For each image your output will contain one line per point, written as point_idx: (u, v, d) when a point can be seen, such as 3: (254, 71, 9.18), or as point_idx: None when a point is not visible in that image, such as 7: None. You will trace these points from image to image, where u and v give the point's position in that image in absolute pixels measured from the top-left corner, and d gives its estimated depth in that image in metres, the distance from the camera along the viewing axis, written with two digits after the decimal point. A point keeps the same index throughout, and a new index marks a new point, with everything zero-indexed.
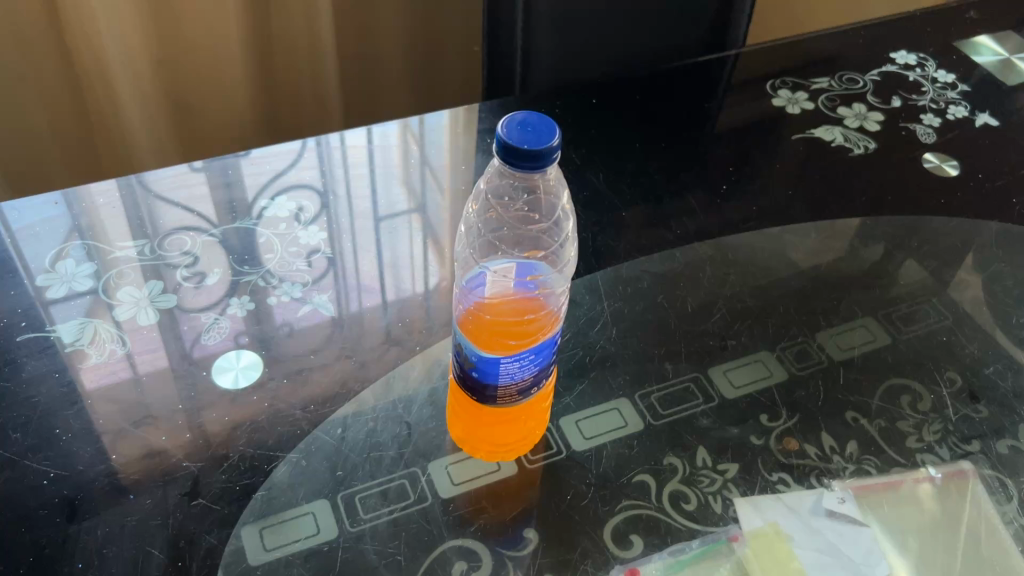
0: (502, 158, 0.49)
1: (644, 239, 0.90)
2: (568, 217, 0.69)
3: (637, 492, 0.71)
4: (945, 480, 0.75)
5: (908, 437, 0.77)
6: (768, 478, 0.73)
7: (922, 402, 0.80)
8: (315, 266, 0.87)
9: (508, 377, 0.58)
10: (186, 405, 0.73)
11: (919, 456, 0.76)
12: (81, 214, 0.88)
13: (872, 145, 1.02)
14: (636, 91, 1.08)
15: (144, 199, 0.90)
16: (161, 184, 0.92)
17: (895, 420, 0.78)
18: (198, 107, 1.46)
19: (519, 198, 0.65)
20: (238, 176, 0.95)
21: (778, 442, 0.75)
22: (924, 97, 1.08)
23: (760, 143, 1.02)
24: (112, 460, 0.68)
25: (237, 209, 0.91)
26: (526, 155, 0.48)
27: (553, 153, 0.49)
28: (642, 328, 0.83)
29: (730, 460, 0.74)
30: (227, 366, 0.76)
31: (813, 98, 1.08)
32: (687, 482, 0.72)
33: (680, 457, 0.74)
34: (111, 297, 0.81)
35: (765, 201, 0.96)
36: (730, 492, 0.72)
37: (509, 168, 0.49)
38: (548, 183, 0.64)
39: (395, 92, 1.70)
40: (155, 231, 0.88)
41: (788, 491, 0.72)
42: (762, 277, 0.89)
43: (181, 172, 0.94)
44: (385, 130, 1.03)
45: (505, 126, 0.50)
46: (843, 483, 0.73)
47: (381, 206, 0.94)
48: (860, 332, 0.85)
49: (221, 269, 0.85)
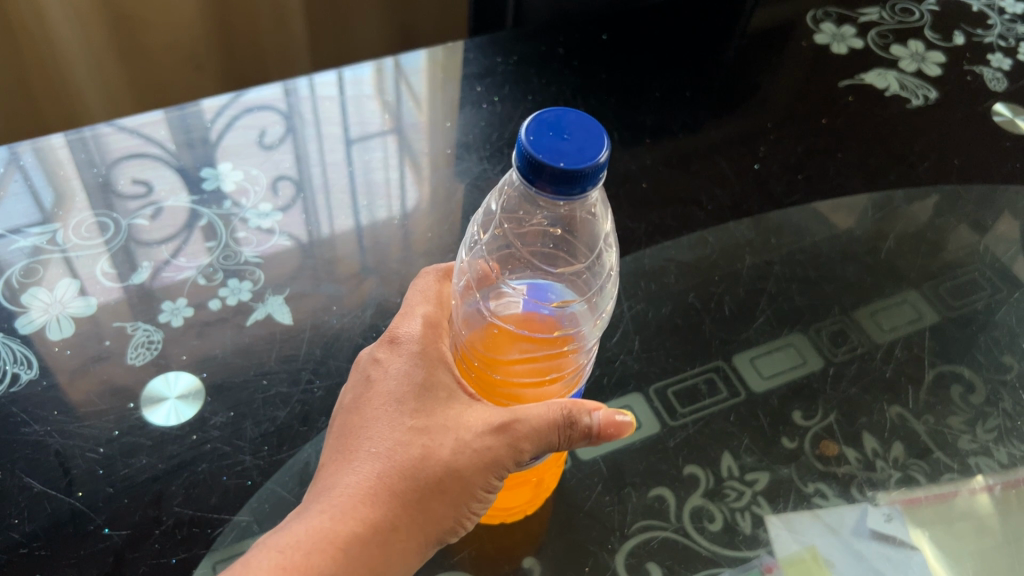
0: (527, 178, 0.39)
1: (670, 218, 0.78)
2: (610, 250, 0.55)
3: (652, 511, 0.60)
4: (1007, 489, 0.62)
5: (961, 438, 0.65)
6: (803, 491, 0.61)
7: (974, 394, 0.67)
8: (281, 193, 0.78)
9: None
10: (108, 451, 0.56)
11: (971, 460, 0.64)
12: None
13: (933, 94, 0.89)
14: (654, 26, 0.98)
15: (68, 165, 0.77)
16: (98, 143, 0.79)
17: (949, 419, 0.66)
18: (142, 20, 1.26)
19: (539, 214, 0.51)
20: (203, 133, 0.82)
21: (815, 446, 0.64)
22: (991, 32, 0.96)
23: (809, 92, 0.90)
24: (13, 530, 0.52)
25: (179, 180, 0.78)
26: (556, 177, 0.38)
27: (597, 172, 0.39)
28: (668, 335, 0.70)
29: (760, 469, 0.62)
30: (161, 395, 0.60)
31: (862, 33, 0.96)
32: (710, 497, 0.61)
33: (702, 467, 0.62)
34: (15, 304, 0.66)
35: (813, 166, 0.83)
36: (761, 509, 0.60)
37: (534, 189, 0.39)
38: (587, 209, 0.49)
39: (376, 15, 1.54)
40: (75, 212, 0.73)
41: (826, 506, 0.60)
42: (812, 266, 0.76)
43: (122, 133, 0.80)
44: (358, 76, 0.90)
45: (529, 130, 0.40)
46: (889, 496, 0.61)
47: (353, 128, 0.85)
48: (903, 310, 0.73)
49: (150, 262, 0.71)
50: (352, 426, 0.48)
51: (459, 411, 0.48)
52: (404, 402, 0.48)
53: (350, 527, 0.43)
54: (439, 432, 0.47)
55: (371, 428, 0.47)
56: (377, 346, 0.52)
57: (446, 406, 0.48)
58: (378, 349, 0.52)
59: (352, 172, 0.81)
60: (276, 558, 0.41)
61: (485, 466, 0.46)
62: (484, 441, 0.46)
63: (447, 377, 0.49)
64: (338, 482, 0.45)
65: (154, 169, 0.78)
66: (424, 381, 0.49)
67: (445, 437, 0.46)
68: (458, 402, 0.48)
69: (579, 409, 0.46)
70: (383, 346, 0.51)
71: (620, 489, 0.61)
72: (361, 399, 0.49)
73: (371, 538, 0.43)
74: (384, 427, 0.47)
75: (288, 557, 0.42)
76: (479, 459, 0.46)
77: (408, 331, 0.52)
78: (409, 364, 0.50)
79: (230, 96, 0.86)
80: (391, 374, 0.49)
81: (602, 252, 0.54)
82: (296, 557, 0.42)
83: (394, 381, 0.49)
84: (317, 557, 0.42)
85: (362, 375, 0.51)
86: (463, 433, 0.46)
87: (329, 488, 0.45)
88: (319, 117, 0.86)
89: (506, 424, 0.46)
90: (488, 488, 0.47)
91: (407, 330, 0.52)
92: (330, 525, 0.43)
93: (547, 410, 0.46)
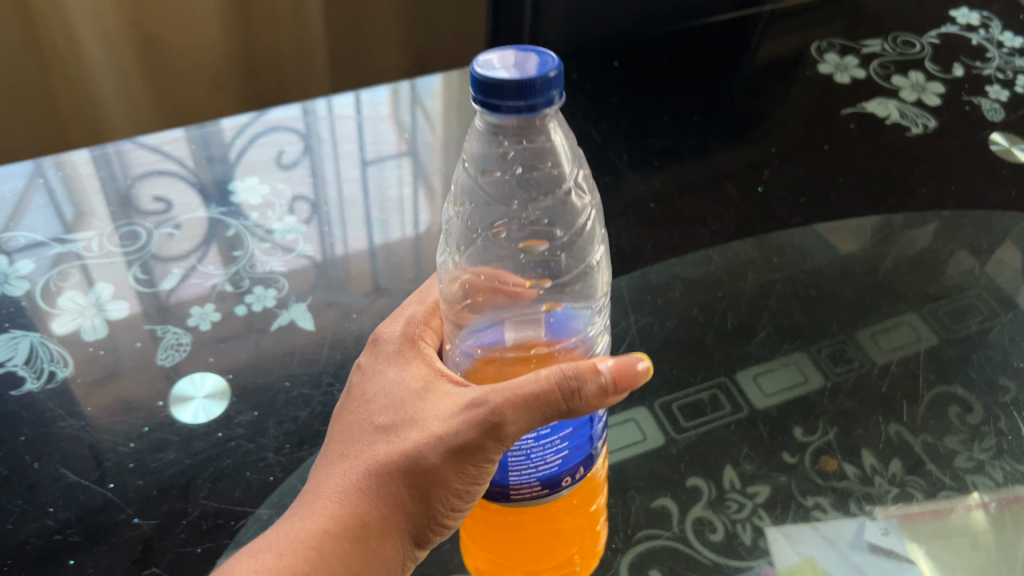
0: (483, 103, 0.41)
1: (675, 237, 0.82)
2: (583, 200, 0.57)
3: (656, 519, 0.62)
4: (1001, 506, 0.63)
5: (957, 456, 0.66)
6: (803, 504, 0.63)
7: (971, 414, 0.68)
8: (298, 213, 0.82)
9: (529, 462, 0.46)
10: (137, 445, 0.59)
11: (968, 478, 0.65)
12: (10, 204, 0.80)
13: (932, 123, 0.92)
14: (663, 55, 1.03)
15: (89, 180, 0.82)
16: (126, 159, 0.85)
17: (946, 438, 0.67)
18: (167, 41, 1.32)
19: (517, 169, 0.54)
20: (221, 151, 0.88)
21: (815, 461, 0.65)
22: (989, 64, 0.99)
23: (810, 119, 0.94)
24: (48, 517, 0.55)
25: (201, 194, 0.83)
26: (505, 89, 0.40)
27: (549, 84, 0.41)
28: (673, 348, 0.73)
29: (762, 483, 0.64)
30: (188, 395, 0.63)
31: (864, 64, 1.00)
32: (713, 508, 0.63)
33: (705, 479, 0.64)
34: (51, 306, 0.70)
35: (814, 190, 0.86)
36: (761, 520, 0.62)
37: (489, 110, 0.41)
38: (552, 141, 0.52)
39: (394, 40, 1.58)
40: (98, 221, 0.78)
41: (825, 519, 0.62)
42: (813, 286, 0.78)
43: (147, 151, 0.87)
44: (374, 98, 0.96)
45: (480, 64, 0.42)
46: (886, 511, 0.63)
47: (370, 151, 0.89)
48: (904, 331, 0.75)
49: (179, 269, 0.75)
50: (335, 430, 0.50)
51: (432, 400, 0.47)
52: (376, 403, 0.49)
53: (320, 526, 0.44)
54: (407, 426, 0.47)
55: (348, 430, 0.49)
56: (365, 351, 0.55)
57: (420, 396, 0.48)
58: (362, 355, 0.54)
59: (368, 190, 0.85)
60: (249, 562, 0.44)
61: (454, 449, 0.44)
62: (451, 424, 0.45)
63: (421, 371, 0.50)
64: (317, 484, 0.47)
65: (172, 189, 0.83)
66: (399, 380, 0.50)
67: (413, 430, 0.46)
68: (434, 390, 0.48)
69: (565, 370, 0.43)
70: (366, 349, 0.54)
71: (624, 492, 0.64)
72: (346, 404, 0.51)
73: (342, 535, 0.44)
74: (357, 427, 0.48)
75: (261, 558, 0.44)
76: (446, 444, 0.44)
77: (388, 333, 0.54)
78: (386, 366, 0.52)
79: (252, 116, 0.92)
80: (372, 379, 0.51)
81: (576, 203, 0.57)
82: (270, 559, 0.44)
83: (369, 384, 0.51)
84: (287, 559, 0.43)
85: (348, 382, 0.53)
86: (434, 421, 0.46)
87: (310, 491, 0.47)
88: (336, 136, 0.91)
89: (477, 401, 0.45)
90: (470, 476, 0.45)
91: (388, 330, 0.54)
92: (301, 525, 0.45)
93: (537, 377, 0.43)
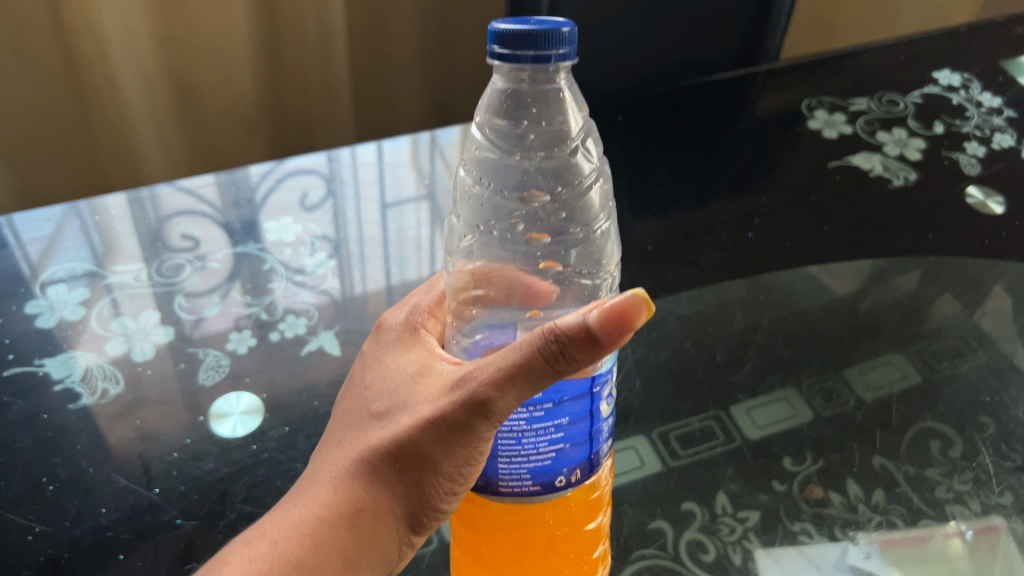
0: (502, 51, 0.46)
1: (671, 277, 0.89)
2: (592, 167, 0.63)
3: (654, 541, 0.66)
4: (976, 536, 0.66)
5: (937, 487, 0.69)
6: (790, 528, 0.67)
7: (952, 449, 0.72)
8: (320, 251, 0.90)
9: (525, 447, 0.48)
10: (181, 454, 0.66)
11: (948, 508, 0.68)
12: (46, 235, 0.89)
13: (912, 176, 0.99)
14: (665, 111, 1.13)
15: (121, 220, 0.92)
16: (165, 203, 0.95)
17: (926, 469, 0.71)
18: (203, 88, 1.41)
19: (530, 135, 0.61)
20: (249, 195, 0.97)
21: (801, 489, 0.69)
22: (968, 123, 1.06)
23: (797, 170, 1.02)
24: (101, 515, 0.61)
25: (231, 235, 0.91)
26: (524, 42, 0.45)
27: (561, 34, 0.46)
28: (666, 377, 0.79)
29: (751, 508, 0.68)
30: (225, 411, 0.70)
31: (852, 121, 1.07)
32: (706, 531, 0.67)
33: (699, 503, 0.69)
34: (105, 329, 0.78)
35: (800, 236, 0.93)
36: (751, 543, 0.66)
37: (509, 62, 0.46)
38: (560, 99, 0.60)
39: (415, 90, 1.67)
40: (130, 254, 0.88)
41: (810, 543, 0.66)
42: (797, 323, 0.84)
43: (182, 196, 0.96)
44: (395, 147, 1.06)
45: (498, 21, 0.47)
46: (869, 536, 0.66)
47: (390, 195, 0.98)
48: (887, 370, 0.79)
49: (220, 299, 0.83)
50: (337, 425, 0.55)
51: (422, 388, 0.53)
52: (375, 398, 0.55)
53: (315, 512, 0.49)
54: (399, 414, 0.52)
55: (347, 427, 0.54)
56: (371, 348, 0.62)
57: (414, 387, 0.53)
58: (366, 353, 0.61)
59: (387, 230, 0.93)
60: (244, 548, 0.48)
61: (440, 430, 0.49)
62: (438, 407, 0.49)
63: (414, 365, 0.56)
64: (317, 474, 0.52)
65: (206, 230, 0.91)
66: (395, 375, 0.56)
67: (405, 416, 0.51)
68: (425, 380, 0.53)
69: (548, 333, 0.45)
70: (370, 346, 0.61)
71: (618, 506, 0.68)
72: (349, 401, 0.57)
73: (337, 520, 0.49)
74: (355, 422, 0.54)
75: (256, 545, 0.48)
76: (433, 426, 0.49)
77: (390, 332, 0.61)
78: (386, 364, 0.58)
79: (276, 163, 1.02)
80: (372, 378, 0.57)
81: (585, 168, 0.62)
82: (264, 546, 0.48)
83: (371, 381, 0.57)
84: (282, 546, 0.48)
85: (352, 381, 0.59)
86: (424, 406, 0.50)
87: (309, 482, 0.52)
88: (358, 181, 1.00)
89: (462, 381, 0.49)
90: (460, 458, 0.49)
91: (392, 321, 0.62)
92: (298, 514, 0.49)
93: (519, 346, 0.46)
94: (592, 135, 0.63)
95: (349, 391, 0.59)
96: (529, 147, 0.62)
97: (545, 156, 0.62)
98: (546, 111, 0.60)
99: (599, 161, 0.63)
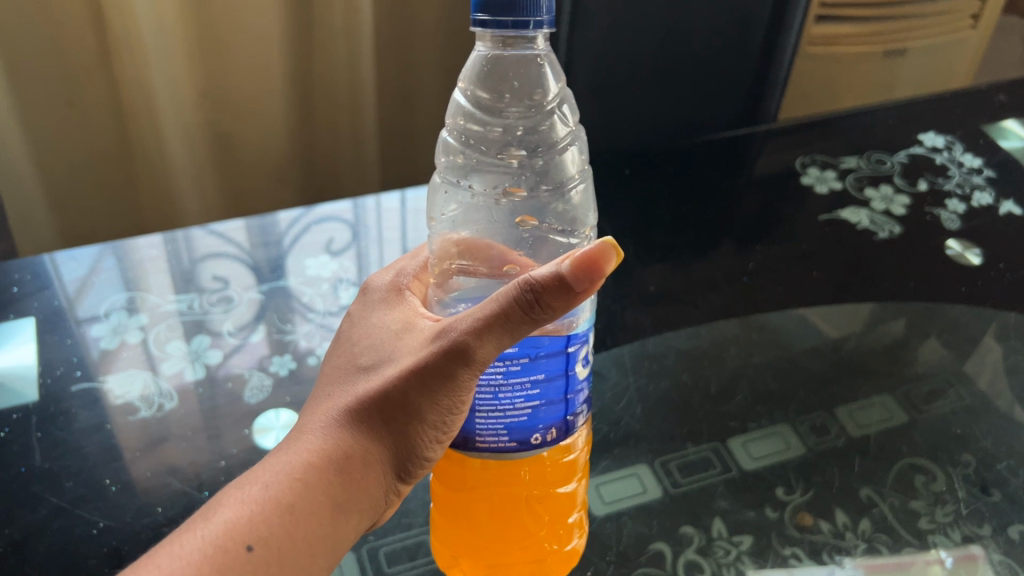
0: (482, 17, 0.53)
1: (670, 316, 0.97)
2: (567, 131, 0.72)
3: (652, 561, 0.71)
4: (956, 564, 0.71)
5: (920, 518, 0.75)
6: (781, 552, 0.72)
7: (935, 483, 0.78)
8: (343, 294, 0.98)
9: (502, 399, 0.57)
10: (226, 463, 0.75)
11: (930, 537, 0.73)
12: (84, 273, 0.98)
13: (896, 229, 1.08)
14: (669, 166, 1.23)
15: (157, 262, 1.01)
16: (200, 241, 1.05)
17: (911, 500, 0.76)
18: (239, 137, 1.52)
19: (511, 103, 0.71)
20: (277, 237, 1.07)
21: (793, 517, 0.75)
22: (950, 181, 1.15)
23: (789, 221, 1.10)
24: (157, 514, 0.69)
25: (258, 271, 1.01)
26: (505, 9, 0.53)
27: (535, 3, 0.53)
28: (663, 405, 0.87)
29: (745, 533, 0.74)
30: (268, 425, 0.79)
31: (841, 177, 1.16)
32: (702, 552, 0.72)
33: (696, 528, 0.74)
34: (160, 351, 0.87)
35: (789, 280, 1.01)
36: (744, 565, 0.71)
37: (490, 27, 0.53)
38: (535, 69, 0.70)
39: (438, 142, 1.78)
40: (161, 289, 0.96)
41: (800, 566, 0.71)
42: (785, 359, 0.92)
43: (210, 237, 1.05)
44: (417, 195, 1.15)
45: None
46: (854, 561, 0.71)
47: (412, 241, 1.07)
48: (878, 409, 0.86)
49: (265, 328, 0.92)
50: (327, 384, 0.63)
51: (405, 345, 0.60)
52: (361, 358, 0.62)
53: (306, 457, 0.56)
54: (384, 368, 0.60)
55: (336, 385, 0.62)
56: (360, 312, 0.69)
57: (397, 346, 0.61)
58: (353, 318, 0.69)
59: None
60: (239, 493, 0.55)
61: (421, 380, 0.56)
62: (419, 359, 0.57)
63: (397, 327, 0.63)
64: (307, 426, 0.59)
65: (238, 266, 1.01)
66: (379, 338, 0.63)
67: (390, 369, 0.59)
68: (407, 338, 0.61)
69: (525, 284, 0.52)
70: (358, 311, 0.69)
71: (618, 518, 0.75)
72: (338, 361, 0.65)
73: (328, 464, 0.56)
74: (344, 380, 0.61)
75: (250, 489, 0.55)
76: (416, 377, 0.56)
77: (378, 302, 0.69)
78: (373, 327, 0.65)
79: (306, 210, 1.12)
80: (358, 342, 0.65)
81: (559, 133, 0.71)
82: (257, 489, 0.55)
83: (357, 344, 0.65)
84: (276, 488, 0.55)
85: (341, 344, 0.67)
86: (408, 359, 0.58)
87: (299, 434, 0.59)
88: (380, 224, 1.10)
89: (443, 333, 0.56)
90: (442, 407, 0.57)
91: (380, 290, 0.70)
92: (290, 460, 0.56)
93: (497, 296, 0.53)
94: (569, 104, 0.72)
95: (337, 352, 0.67)
96: (510, 115, 0.71)
97: (525, 122, 0.71)
98: (524, 82, 0.70)
99: (575, 127, 0.72)
